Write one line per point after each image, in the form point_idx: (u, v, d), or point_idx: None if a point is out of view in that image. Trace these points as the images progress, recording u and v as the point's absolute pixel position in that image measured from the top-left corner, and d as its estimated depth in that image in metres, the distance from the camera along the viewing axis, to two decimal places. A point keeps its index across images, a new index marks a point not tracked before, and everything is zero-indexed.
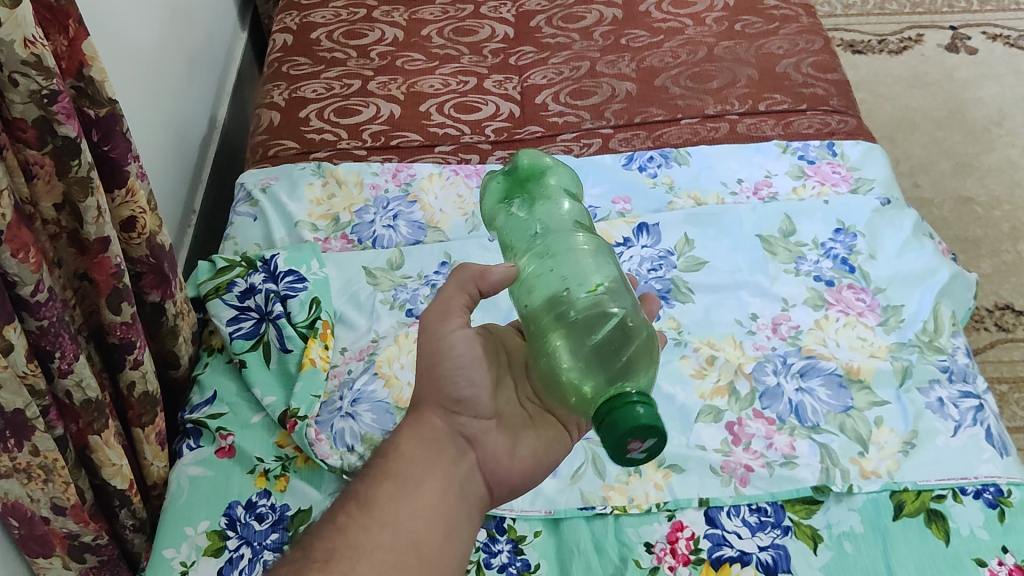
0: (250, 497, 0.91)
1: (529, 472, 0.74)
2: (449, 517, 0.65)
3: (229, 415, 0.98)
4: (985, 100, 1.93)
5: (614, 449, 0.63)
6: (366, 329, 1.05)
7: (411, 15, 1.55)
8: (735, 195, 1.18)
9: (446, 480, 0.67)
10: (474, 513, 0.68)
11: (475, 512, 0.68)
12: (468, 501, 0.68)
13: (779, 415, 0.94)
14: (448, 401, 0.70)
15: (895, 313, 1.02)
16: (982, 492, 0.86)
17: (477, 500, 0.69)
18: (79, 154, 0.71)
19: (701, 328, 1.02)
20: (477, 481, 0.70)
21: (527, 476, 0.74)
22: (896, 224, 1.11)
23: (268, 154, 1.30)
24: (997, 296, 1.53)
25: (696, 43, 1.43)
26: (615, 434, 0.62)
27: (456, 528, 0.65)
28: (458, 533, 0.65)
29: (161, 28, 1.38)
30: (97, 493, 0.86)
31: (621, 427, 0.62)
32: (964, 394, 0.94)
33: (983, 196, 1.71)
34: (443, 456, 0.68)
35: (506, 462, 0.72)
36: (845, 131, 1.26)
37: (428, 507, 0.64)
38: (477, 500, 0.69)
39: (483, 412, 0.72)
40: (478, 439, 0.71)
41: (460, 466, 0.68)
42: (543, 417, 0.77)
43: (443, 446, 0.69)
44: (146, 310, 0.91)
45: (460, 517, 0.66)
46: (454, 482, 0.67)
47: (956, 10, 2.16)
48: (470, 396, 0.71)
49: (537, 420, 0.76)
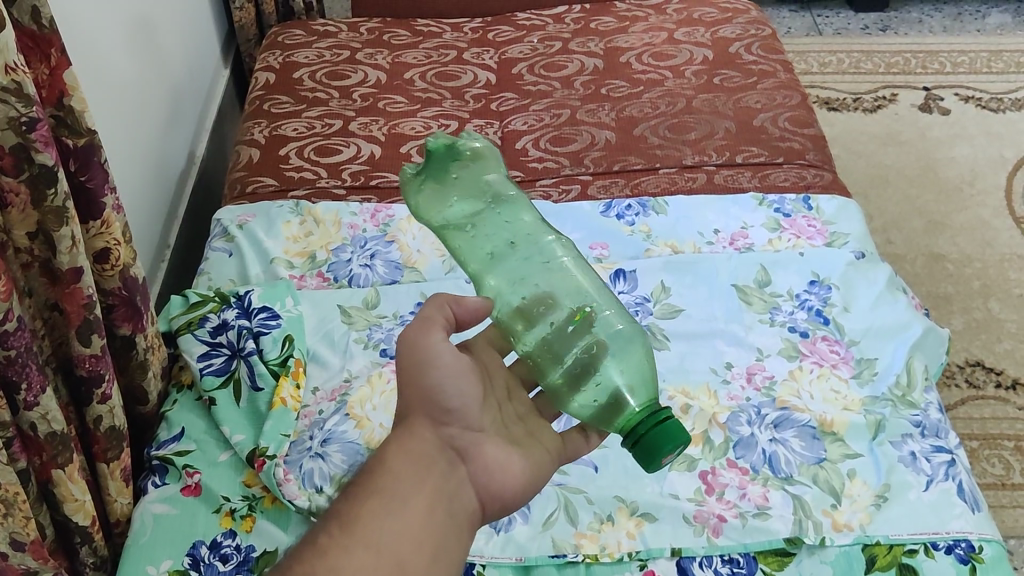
0: (215, 537, 0.89)
1: (525, 487, 0.72)
2: (438, 532, 0.64)
3: (197, 452, 0.96)
4: (957, 160, 1.96)
5: (653, 463, 0.68)
6: (339, 368, 1.04)
7: (394, 58, 1.57)
8: (712, 245, 1.19)
9: (434, 494, 0.65)
10: (465, 529, 0.66)
11: (466, 526, 0.67)
12: (459, 515, 0.66)
13: (752, 466, 0.93)
14: (438, 411, 0.70)
15: (869, 365, 1.03)
16: (954, 547, 0.86)
17: (469, 514, 0.67)
18: (56, 183, 0.70)
19: (676, 375, 1.02)
20: (469, 494, 0.68)
21: (522, 491, 0.72)
22: (871, 278, 1.12)
23: (245, 191, 1.29)
24: (968, 353, 1.54)
25: (675, 95, 1.45)
26: (666, 445, 0.67)
27: (443, 545, 0.63)
28: (446, 552, 0.63)
29: (145, 71, 1.39)
30: (58, 529, 0.84)
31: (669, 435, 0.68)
32: (936, 449, 0.94)
33: (955, 253, 1.73)
34: (432, 470, 0.67)
35: (501, 473, 0.71)
36: (821, 185, 1.28)
37: (415, 525, 0.62)
38: (468, 515, 0.67)
39: (472, 423, 0.71)
40: (469, 450, 0.70)
41: (451, 481, 0.67)
42: (528, 438, 0.75)
43: (432, 459, 0.67)
44: (117, 344, 0.90)
45: (449, 534, 0.64)
46: (442, 497, 0.66)
47: (929, 71, 2.21)
48: (459, 407, 0.70)
49: (526, 441, 0.75)
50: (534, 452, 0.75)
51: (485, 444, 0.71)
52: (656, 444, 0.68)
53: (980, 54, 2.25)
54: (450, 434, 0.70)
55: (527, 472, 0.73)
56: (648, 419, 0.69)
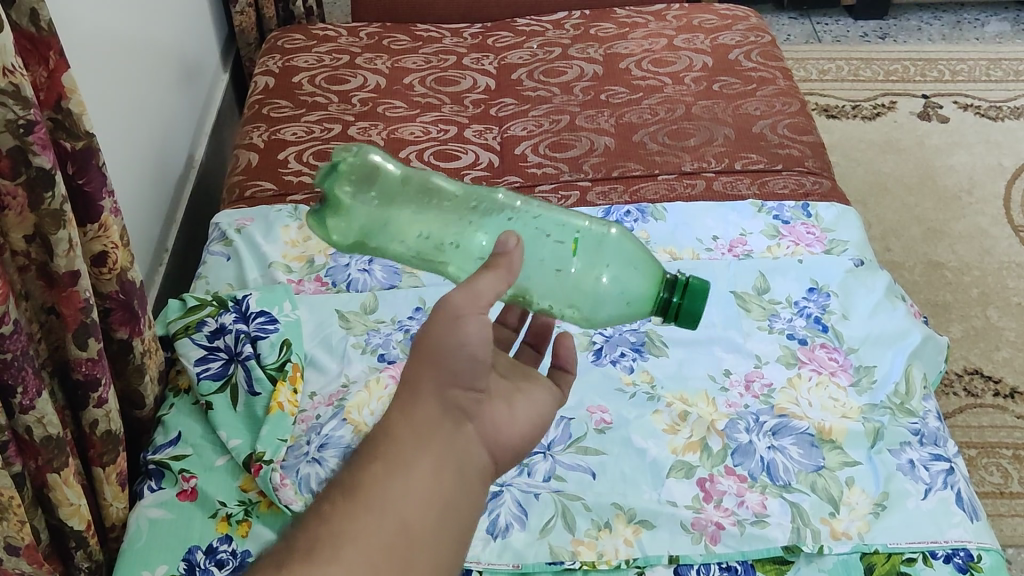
0: (210, 542, 0.88)
1: (522, 439, 0.69)
2: (448, 494, 0.60)
3: (193, 457, 0.96)
4: (955, 168, 1.96)
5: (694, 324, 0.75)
6: (337, 373, 1.04)
7: (394, 63, 1.57)
8: (710, 251, 1.18)
9: (443, 454, 0.61)
10: (474, 486, 0.63)
11: (476, 484, 0.63)
12: (468, 474, 0.62)
13: (750, 473, 0.93)
14: (454, 375, 0.63)
15: (867, 373, 1.03)
16: (953, 556, 0.86)
17: (478, 472, 0.64)
18: (54, 186, 0.70)
19: (674, 382, 1.02)
20: (476, 452, 0.64)
21: (519, 444, 0.69)
22: (869, 285, 1.12)
23: (244, 195, 1.29)
24: (966, 361, 1.54)
25: (674, 101, 1.45)
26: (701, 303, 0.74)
27: (452, 508, 0.60)
28: (454, 513, 0.60)
29: (144, 72, 1.39)
30: (53, 533, 0.84)
31: (699, 293, 0.74)
32: (935, 457, 0.94)
33: (953, 261, 1.73)
34: (442, 428, 0.62)
35: (500, 429, 0.68)
36: (820, 192, 1.28)
37: (424, 488, 0.58)
38: (477, 472, 0.64)
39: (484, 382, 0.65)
40: (474, 409, 0.65)
41: (460, 440, 0.63)
42: (519, 389, 0.73)
43: (441, 417, 0.62)
44: (113, 348, 0.89)
45: (459, 494, 0.61)
46: (452, 457, 0.61)
47: (928, 79, 2.21)
48: (472, 371, 0.63)
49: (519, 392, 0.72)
50: (526, 402, 0.72)
51: (488, 401, 0.68)
52: (692, 306, 0.74)
53: (979, 62, 2.25)
54: (458, 392, 0.64)
55: (519, 426, 0.70)
56: (673, 290, 0.75)
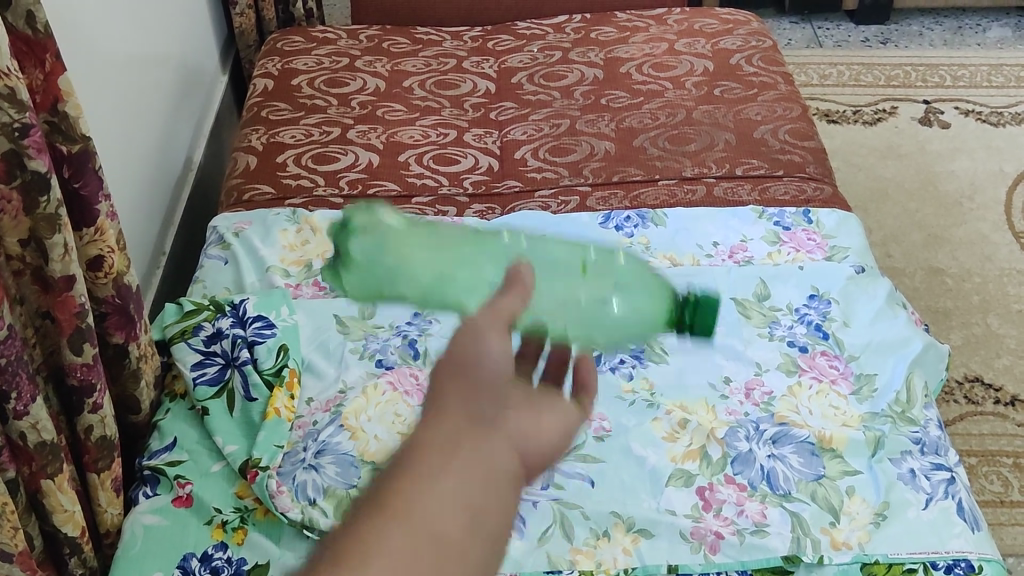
0: (205, 549, 0.88)
1: (558, 442, 0.61)
2: (482, 498, 0.51)
3: (189, 463, 0.95)
4: (956, 174, 1.96)
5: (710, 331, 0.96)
6: (334, 378, 1.03)
7: (394, 66, 1.56)
8: (711, 258, 1.18)
9: (475, 459, 0.52)
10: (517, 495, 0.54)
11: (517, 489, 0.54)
12: (506, 471, 0.53)
13: (750, 482, 0.92)
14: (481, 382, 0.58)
15: (868, 382, 1.02)
16: (953, 567, 0.85)
17: (518, 478, 0.54)
18: (49, 190, 0.69)
19: (674, 390, 1.02)
20: (514, 452, 0.56)
21: (554, 457, 0.61)
22: (870, 293, 1.11)
23: (242, 199, 1.28)
24: (967, 368, 1.54)
25: (675, 106, 1.44)
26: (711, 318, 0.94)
27: (490, 510, 0.51)
28: (493, 518, 0.50)
29: (143, 74, 1.39)
30: (47, 540, 0.83)
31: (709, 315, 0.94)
32: (936, 466, 0.93)
33: (954, 268, 1.73)
34: (468, 432, 0.54)
35: (534, 436, 0.59)
36: (821, 199, 1.27)
37: (455, 493, 0.49)
38: (517, 476, 0.54)
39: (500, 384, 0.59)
40: (500, 417, 0.57)
41: (490, 441, 0.54)
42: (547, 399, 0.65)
43: (465, 423, 0.54)
44: (109, 352, 0.89)
45: (501, 500, 0.52)
46: (487, 461, 0.53)
47: (929, 85, 2.20)
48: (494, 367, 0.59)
49: (541, 400, 0.64)
50: (552, 410, 0.64)
51: (514, 409, 0.59)
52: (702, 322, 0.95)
53: (980, 68, 2.25)
54: (482, 403, 0.56)
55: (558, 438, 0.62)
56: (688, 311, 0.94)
